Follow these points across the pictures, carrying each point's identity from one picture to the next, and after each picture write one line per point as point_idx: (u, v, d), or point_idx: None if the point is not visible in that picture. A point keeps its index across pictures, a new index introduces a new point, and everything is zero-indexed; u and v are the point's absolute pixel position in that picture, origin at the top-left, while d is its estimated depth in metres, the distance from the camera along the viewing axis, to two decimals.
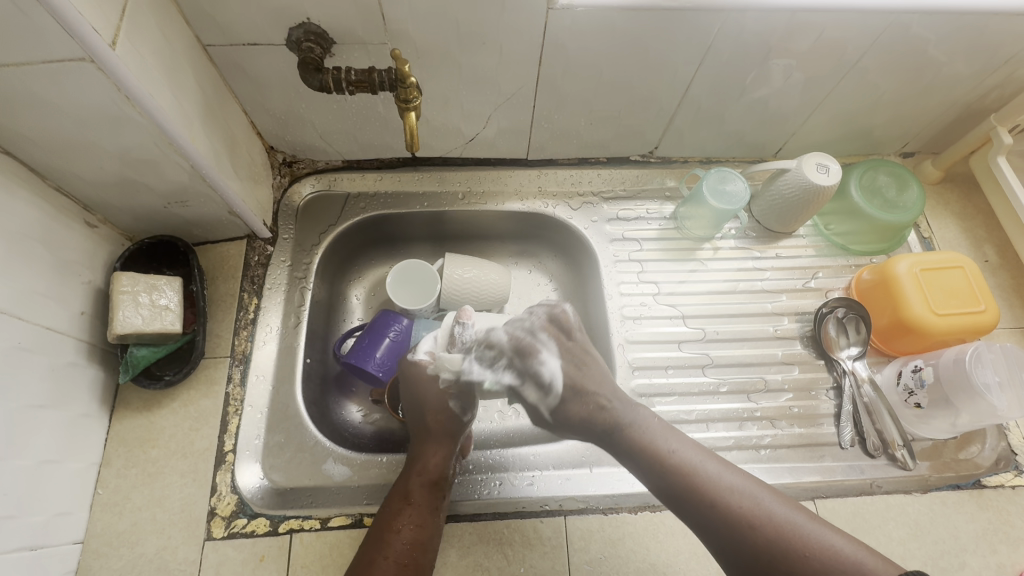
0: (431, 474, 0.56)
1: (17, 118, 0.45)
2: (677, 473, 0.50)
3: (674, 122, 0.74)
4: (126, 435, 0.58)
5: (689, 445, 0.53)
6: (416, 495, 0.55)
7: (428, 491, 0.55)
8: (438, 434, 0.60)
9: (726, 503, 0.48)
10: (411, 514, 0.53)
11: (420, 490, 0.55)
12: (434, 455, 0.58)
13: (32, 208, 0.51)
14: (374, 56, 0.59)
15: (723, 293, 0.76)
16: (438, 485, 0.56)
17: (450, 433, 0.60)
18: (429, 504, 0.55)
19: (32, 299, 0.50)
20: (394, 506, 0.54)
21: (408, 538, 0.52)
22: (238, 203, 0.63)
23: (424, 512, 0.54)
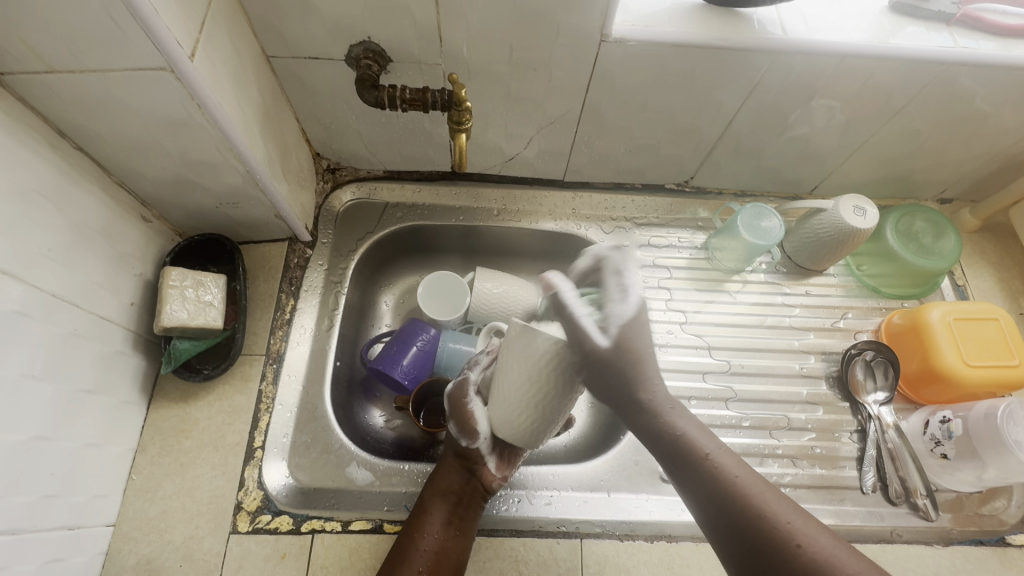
0: (448, 489, 0.58)
1: (94, 117, 0.48)
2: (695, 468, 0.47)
3: (712, 155, 0.75)
4: (162, 424, 0.60)
5: (714, 444, 0.48)
6: (430, 507, 0.56)
7: (442, 505, 0.56)
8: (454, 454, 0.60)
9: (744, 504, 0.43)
10: (428, 525, 0.55)
11: (435, 507, 0.56)
12: (451, 474, 0.59)
13: (97, 202, 0.54)
14: (427, 75, 0.61)
15: (749, 326, 0.77)
16: (454, 501, 0.57)
17: (459, 453, 0.60)
18: (446, 519, 0.56)
19: (89, 288, 0.53)
20: (415, 518, 0.56)
21: (429, 548, 0.54)
22: (285, 207, 0.65)
23: (439, 523, 0.55)
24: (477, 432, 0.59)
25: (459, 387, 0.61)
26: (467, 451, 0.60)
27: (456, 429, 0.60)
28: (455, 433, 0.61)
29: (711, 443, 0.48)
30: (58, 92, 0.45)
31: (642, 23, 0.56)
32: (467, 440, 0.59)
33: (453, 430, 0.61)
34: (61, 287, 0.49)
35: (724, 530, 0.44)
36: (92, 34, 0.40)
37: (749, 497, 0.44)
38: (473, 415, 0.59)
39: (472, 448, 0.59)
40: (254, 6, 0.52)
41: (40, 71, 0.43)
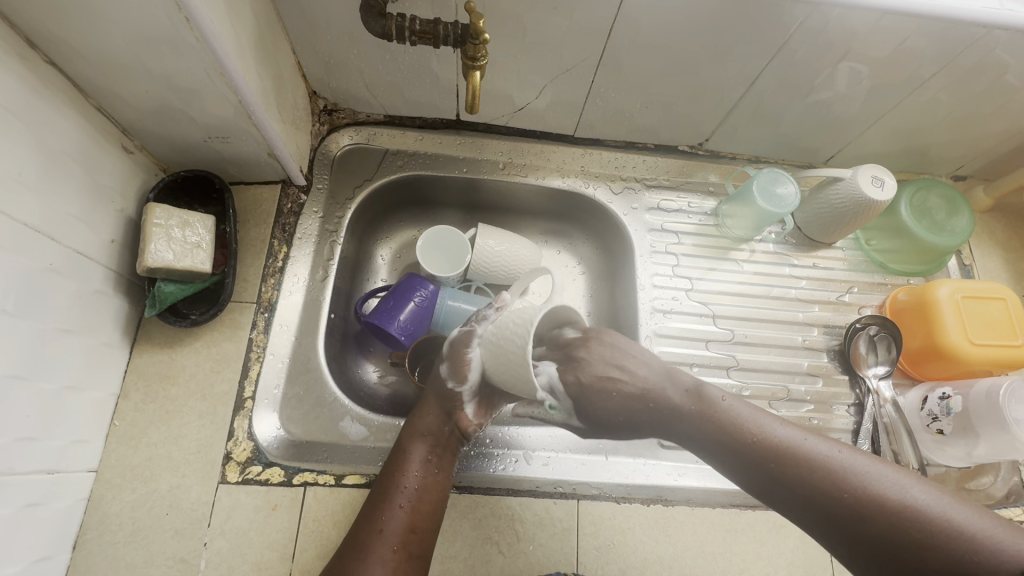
0: (423, 430, 0.56)
1: (66, 27, 0.42)
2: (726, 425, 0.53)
3: (731, 116, 0.72)
4: (146, 369, 0.58)
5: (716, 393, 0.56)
6: (409, 448, 0.55)
7: (423, 444, 0.55)
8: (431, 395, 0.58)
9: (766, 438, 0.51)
10: (407, 464, 0.54)
11: (416, 446, 0.55)
12: (429, 413, 0.57)
13: (73, 126, 0.49)
14: (437, 7, 0.56)
15: (755, 296, 0.75)
16: (432, 441, 0.56)
17: (440, 396, 0.58)
18: (426, 457, 0.55)
19: (65, 221, 0.48)
20: (395, 457, 0.55)
21: (411, 485, 0.53)
22: (279, 146, 0.61)
23: (418, 462, 0.54)
24: (466, 376, 0.57)
25: (462, 336, 0.58)
26: (448, 394, 0.58)
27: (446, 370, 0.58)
28: (444, 374, 0.59)
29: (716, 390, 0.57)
30: None
31: None
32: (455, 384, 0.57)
33: (443, 370, 0.59)
34: (34, 217, 0.45)
35: (800, 499, 0.48)
36: None
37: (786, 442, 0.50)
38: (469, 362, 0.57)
39: (453, 390, 0.57)
40: None
41: None
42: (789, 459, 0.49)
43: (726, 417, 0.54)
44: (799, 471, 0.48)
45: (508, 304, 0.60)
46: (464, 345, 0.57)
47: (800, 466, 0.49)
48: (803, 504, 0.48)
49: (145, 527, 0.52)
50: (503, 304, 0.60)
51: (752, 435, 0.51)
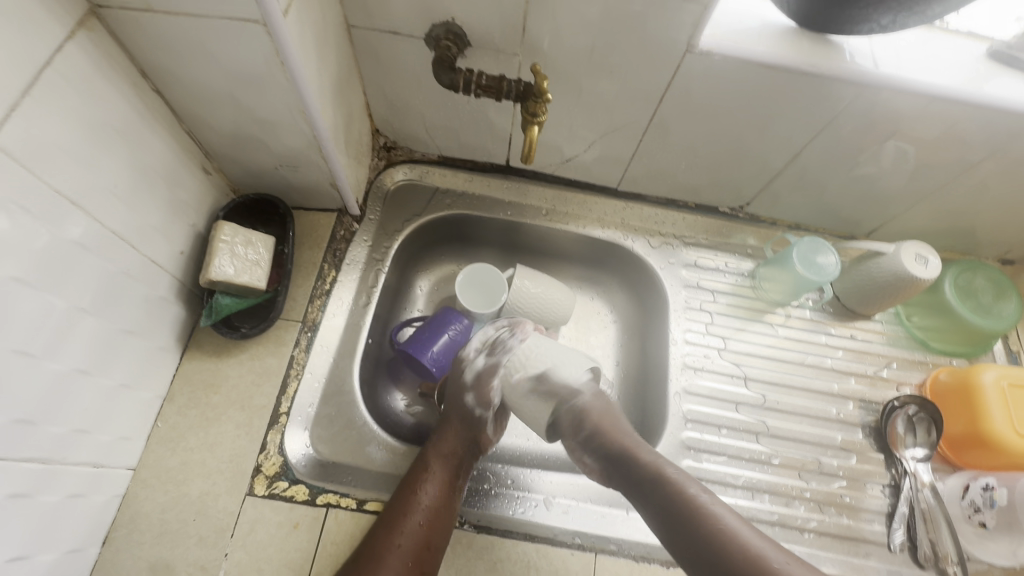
0: (446, 451, 0.59)
1: (178, 63, 0.48)
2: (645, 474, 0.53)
3: (773, 184, 0.73)
4: (192, 376, 0.60)
5: (650, 449, 0.56)
6: (432, 466, 0.57)
7: (443, 463, 0.58)
8: (455, 419, 0.62)
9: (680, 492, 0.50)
10: (428, 481, 0.56)
11: (435, 463, 0.58)
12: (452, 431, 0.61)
13: (166, 148, 0.54)
14: (502, 64, 0.61)
15: (789, 362, 0.74)
16: (453, 463, 0.59)
17: (464, 420, 0.62)
18: (445, 478, 0.57)
19: (145, 232, 0.53)
20: (414, 473, 0.57)
21: (427, 504, 0.55)
22: (342, 178, 0.65)
23: (439, 481, 0.56)
24: (490, 398, 0.63)
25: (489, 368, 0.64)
26: (471, 420, 0.63)
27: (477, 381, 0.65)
28: (471, 403, 0.64)
29: (644, 446, 0.56)
30: (150, 33, 0.44)
31: (731, 38, 0.55)
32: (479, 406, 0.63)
33: (469, 399, 0.64)
34: (121, 227, 0.49)
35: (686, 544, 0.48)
36: None
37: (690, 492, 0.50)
38: (493, 389, 0.63)
39: (480, 416, 0.64)
40: None
41: (138, 9, 0.42)
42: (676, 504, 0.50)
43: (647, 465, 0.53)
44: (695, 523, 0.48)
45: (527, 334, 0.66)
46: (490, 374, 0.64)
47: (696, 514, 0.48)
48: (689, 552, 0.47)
49: (172, 530, 0.54)
50: (524, 332, 0.66)
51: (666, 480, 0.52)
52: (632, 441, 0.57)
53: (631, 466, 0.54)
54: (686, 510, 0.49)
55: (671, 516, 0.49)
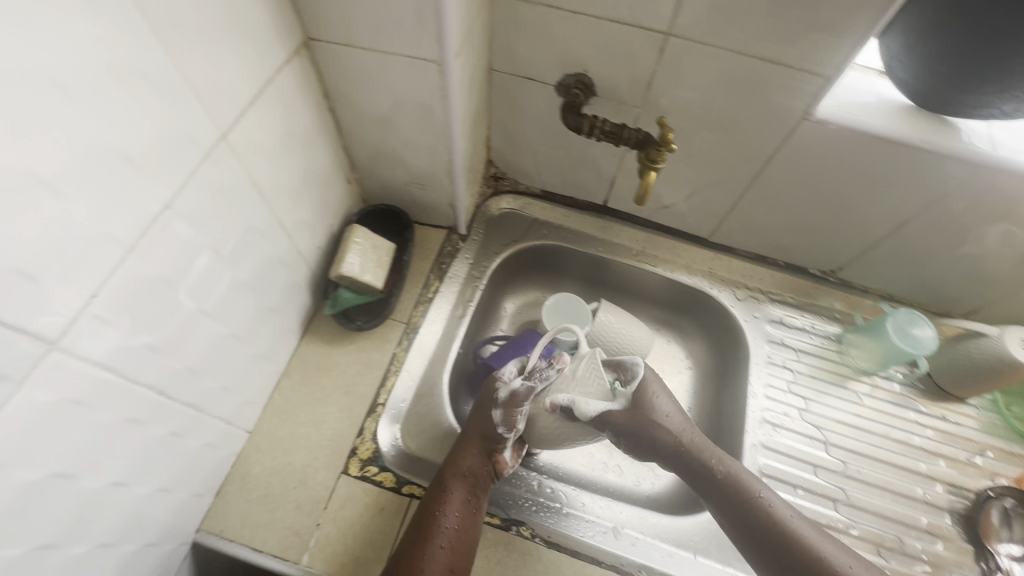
0: (467, 471, 0.59)
1: (356, 89, 0.56)
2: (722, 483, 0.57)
3: (870, 252, 0.74)
4: (308, 358, 0.67)
5: (738, 466, 0.58)
6: (452, 486, 0.57)
7: (461, 486, 0.57)
8: (472, 438, 0.61)
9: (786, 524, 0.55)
10: (451, 502, 0.56)
11: (455, 486, 0.57)
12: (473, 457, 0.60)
13: (327, 157, 0.63)
14: (621, 114, 0.66)
15: (873, 433, 0.72)
16: (473, 484, 0.58)
17: (485, 437, 0.61)
18: (464, 499, 0.57)
19: (299, 226, 0.61)
20: (434, 494, 0.57)
21: (452, 525, 0.55)
22: (460, 200, 0.72)
23: (461, 501, 0.57)
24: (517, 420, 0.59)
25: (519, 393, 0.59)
26: (492, 437, 0.60)
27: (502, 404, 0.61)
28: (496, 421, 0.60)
29: (730, 461, 0.59)
30: (345, 63, 0.53)
31: (848, 110, 0.58)
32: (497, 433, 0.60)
33: (497, 415, 0.60)
34: (286, 219, 0.58)
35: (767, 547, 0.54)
36: (391, 24, 0.48)
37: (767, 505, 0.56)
38: (521, 415, 0.59)
39: (503, 436, 0.60)
40: (501, 29, 0.61)
41: (342, 44, 0.51)
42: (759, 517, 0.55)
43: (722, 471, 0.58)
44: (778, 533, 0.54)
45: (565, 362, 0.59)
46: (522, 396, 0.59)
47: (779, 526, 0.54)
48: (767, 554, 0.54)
49: (274, 494, 0.59)
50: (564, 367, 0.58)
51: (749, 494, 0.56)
52: (722, 458, 0.59)
53: (714, 476, 0.58)
54: (766, 520, 0.55)
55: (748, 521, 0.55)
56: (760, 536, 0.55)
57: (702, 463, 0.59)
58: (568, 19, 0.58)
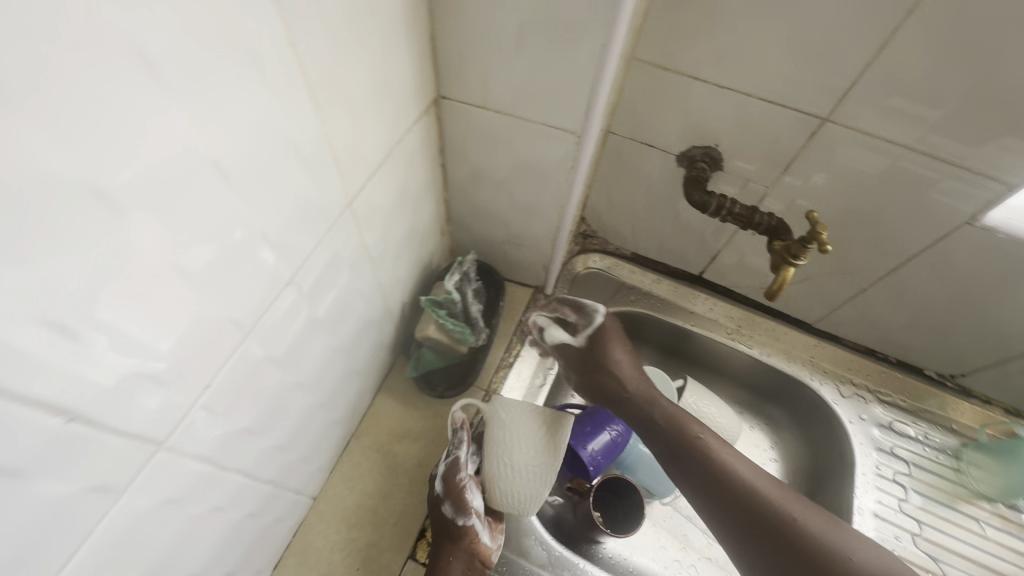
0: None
1: (476, 149, 0.52)
2: (711, 474, 0.53)
3: (1005, 366, 0.66)
4: (381, 420, 0.62)
5: (766, 475, 0.53)
6: None
7: (460, 561, 0.52)
8: (444, 548, 0.52)
9: (726, 482, 0.52)
10: None
11: (454, 558, 0.52)
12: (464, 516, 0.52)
13: (429, 211, 0.59)
14: (747, 193, 0.61)
15: (999, 574, 0.64)
16: None
17: (455, 535, 0.52)
18: None
19: (394, 283, 0.57)
20: None
21: None
22: (556, 263, 0.67)
23: None
24: (469, 506, 0.53)
25: (450, 469, 0.54)
26: (458, 534, 0.52)
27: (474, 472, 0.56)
28: (449, 513, 0.53)
29: (740, 458, 0.54)
30: (472, 123, 0.50)
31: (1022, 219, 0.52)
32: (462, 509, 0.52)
33: (446, 509, 0.53)
34: (384, 279, 0.53)
35: (758, 537, 0.49)
36: (538, 92, 0.44)
37: (763, 492, 0.50)
38: (463, 486, 0.53)
39: (464, 526, 0.53)
40: (633, 95, 0.57)
41: (476, 104, 0.47)
42: (741, 495, 0.51)
43: (717, 461, 0.53)
44: (761, 509, 0.49)
45: (460, 419, 0.55)
46: (458, 467, 0.54)
47: (769, 508, 0.49)
48: (760, 545, 0.48)
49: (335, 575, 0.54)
50: (460, 425, 0.55)
51: (745, 482, 0.51)
52: (735, 459, 0.54)
53: (720, 483, 0.52)
54: (789, 524, 0.48)
55: (749, 522, 0.49)
56: (782, 560, 0.47)
57: (710, 458, 0.54)
58: (712, 93, 0.53)
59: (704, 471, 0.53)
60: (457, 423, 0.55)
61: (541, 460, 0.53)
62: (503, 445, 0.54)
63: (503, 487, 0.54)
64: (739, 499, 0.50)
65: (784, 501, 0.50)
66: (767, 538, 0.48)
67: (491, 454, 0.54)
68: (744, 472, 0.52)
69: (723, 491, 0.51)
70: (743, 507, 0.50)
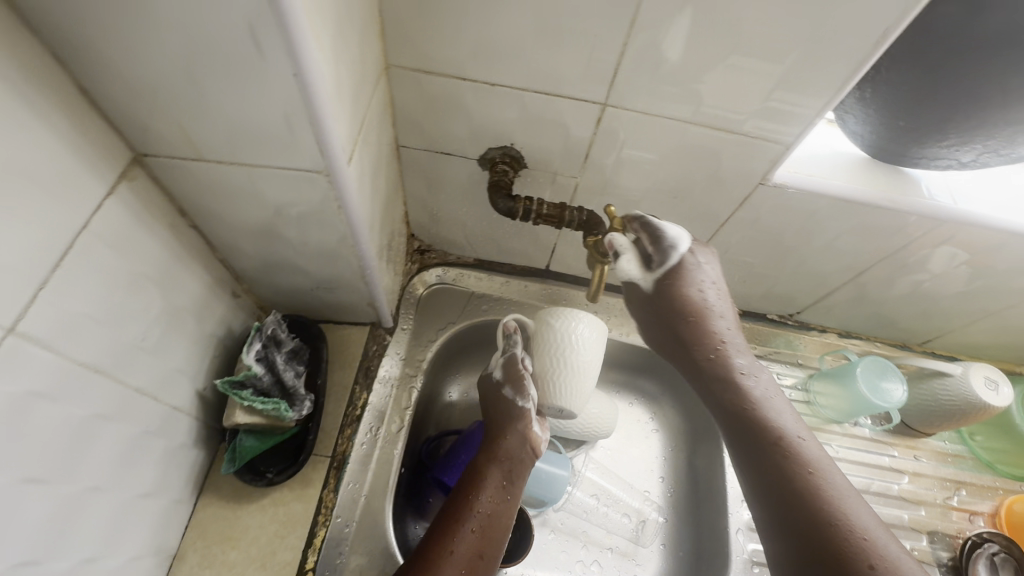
0: (502, 456, 0.57)
1: (222, 203, 0.44)
2: (744, 403, 0.48)
3: (828, 298, 0.71)
4: (208, 527, 0.53)
5: (783, 403, 0.49)
6: (485, 473, 0.55)
7: (497, 471, 0.56)
8: (503, 417, 0.59)
9: (791, 455, 0.45)
10: (483, 492, 0.54)
11: (492, 468, 0.56)
12: (517, 430, 0.58)
13: (199, 281, 0.49)
14: (558, 186, 0.57)
15: (856, 490, 0.69)
16: (506, 468, 0.56)
17: (509, 414, 0.58)
18: (496, 485, 0.55)
19: (169, 378, 0.47)
20: (461, 492, 0.54)
21: (482, 511, 0.53)
22: (381, 297, 0.60)
23: (492, 489, 0.54)
24: (527, 388, 0.58)
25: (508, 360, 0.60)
26: (519, 414, 0.58)
27: (509, 392, 0.59)
28: (508, 395, 0.59)
29: (782, 404, 0.49)
30: (199, 177, 0.40)
31: (805, 171, 0.53)
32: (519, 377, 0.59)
33: (507, 392, 0.59)
34: (146, 381, 0.44)
35: (772, 491, 0.45)
36: (254, 135, 0.36)
37: (782, 435, 0.46)
38: (523, 368, 0.59)
39: (523, 408, 0.58)
40: (407, 104, 0.50)
41: (187, 157, 0.38)
42: (777, 457, 0.46)
43: (755, 408, 0.48)
44: (798, 483, 0.44)
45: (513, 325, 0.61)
46: (516, 360, 0.59)
47: (780, 455, 0.46)
48: (772, 501, 0.45)
49: None
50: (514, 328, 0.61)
51: (776, 432, 0.47)
52: (779, 412, 0.48)
53: (739, 416, 0.48)
54: (793, 467, 0.45)
55: (768, 469, 0.46)
56: (777, 493, 0.45)
57: (741, 396, 0.49)
58: (488, 93, 0.48)
59: (733, 410, 0.49)
60: (512, 328, 0.61)
61: (589, 359, 0.56)
62: (566, 345, 0.56)
63: (561, 381, 0.56)
64: (765, 450, 0.46)
65: (803, 442, 0.46)
66: (791, 508, 0.44)
67: (542, 354, 0.57)
68: (814, 453, 0.45)
69: (744, 430, 0.48)
70: (764, 453, 0.46)
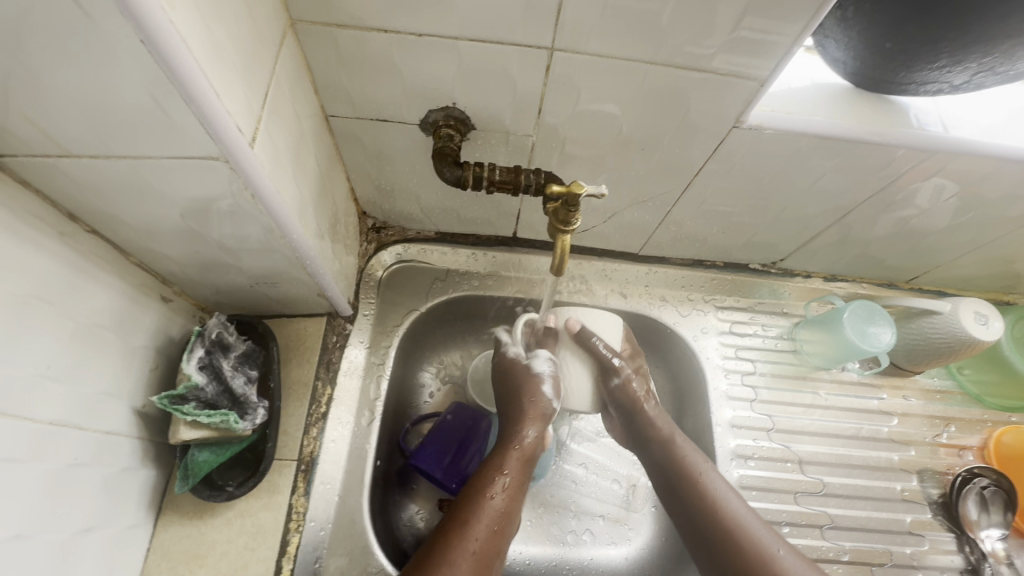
0: (524, 447, 0.55)
1: (116, 203, 0.37)
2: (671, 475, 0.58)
3: (812, 243, 0.67)
4: (171, 548, 0.50)
5: (717, 474, 0.58)
6: (506, 467, 0.53)
7: (514, 466, 0.54)
8: (535, 412, 0.57)
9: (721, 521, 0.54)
10: (501, 486, 0.52)
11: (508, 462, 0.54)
12: (528, 425, 0.57)
13: (112, 291, 0.43)
14: (513, 147, 0.52)
15: (845, 437, 0.67)
16: (525, 462, 0.55)
17: (540, 407, 0.57)
18: (515, 483, 0.53)
19: (93, 402, 0.42)
20: (480, 479, 0.53)
21: (496, 507, 0.50)
22: (331, 286, 0.55)
23: (511, 484, 0.52)
24: None
25: None
26: (549, 411, 0.57)
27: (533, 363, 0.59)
28: None
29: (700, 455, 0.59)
30: (77, 175, 0.34)
31: (783, 109, 0.48)
32: (610, 374, 0.58)
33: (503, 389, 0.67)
34: (61, 411, 0.39)
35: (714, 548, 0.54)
36: (123, 121, 0.30)
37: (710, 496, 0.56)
38: None
39: None
40: (324, 65, 0.43)
41: (51, 155, 0.32)
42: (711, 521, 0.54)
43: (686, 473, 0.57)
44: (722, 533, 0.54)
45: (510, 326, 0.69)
46: None
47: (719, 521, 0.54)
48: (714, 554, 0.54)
49: None
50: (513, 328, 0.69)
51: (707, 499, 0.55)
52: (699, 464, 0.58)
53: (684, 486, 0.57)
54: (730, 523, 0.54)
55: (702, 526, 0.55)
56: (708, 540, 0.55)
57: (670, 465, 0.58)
58: (415, 46, 0.42)
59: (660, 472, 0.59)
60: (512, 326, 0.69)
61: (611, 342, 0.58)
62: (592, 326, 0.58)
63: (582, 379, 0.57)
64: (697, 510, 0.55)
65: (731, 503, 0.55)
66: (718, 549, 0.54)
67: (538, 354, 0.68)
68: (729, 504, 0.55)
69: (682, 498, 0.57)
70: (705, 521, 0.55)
